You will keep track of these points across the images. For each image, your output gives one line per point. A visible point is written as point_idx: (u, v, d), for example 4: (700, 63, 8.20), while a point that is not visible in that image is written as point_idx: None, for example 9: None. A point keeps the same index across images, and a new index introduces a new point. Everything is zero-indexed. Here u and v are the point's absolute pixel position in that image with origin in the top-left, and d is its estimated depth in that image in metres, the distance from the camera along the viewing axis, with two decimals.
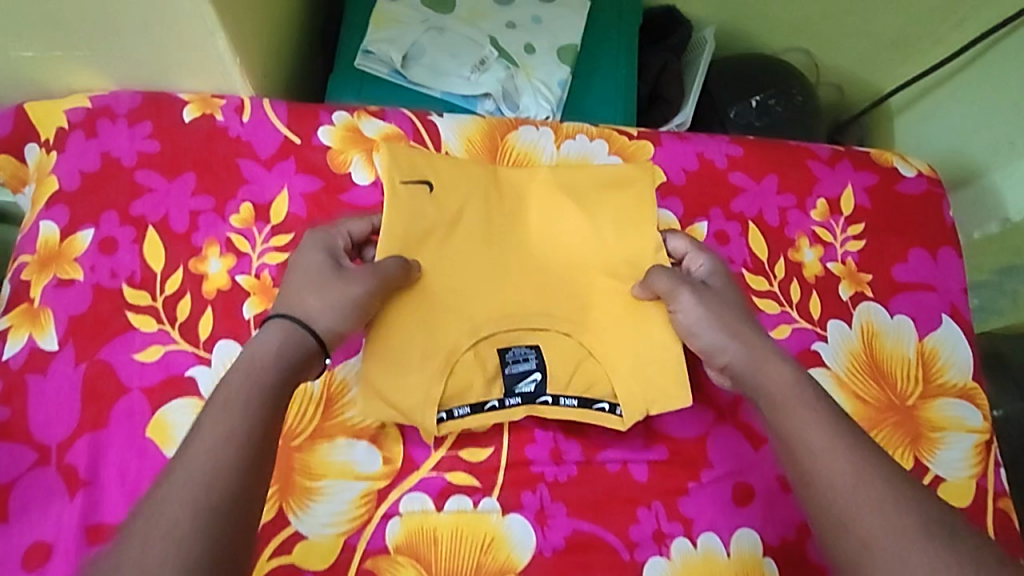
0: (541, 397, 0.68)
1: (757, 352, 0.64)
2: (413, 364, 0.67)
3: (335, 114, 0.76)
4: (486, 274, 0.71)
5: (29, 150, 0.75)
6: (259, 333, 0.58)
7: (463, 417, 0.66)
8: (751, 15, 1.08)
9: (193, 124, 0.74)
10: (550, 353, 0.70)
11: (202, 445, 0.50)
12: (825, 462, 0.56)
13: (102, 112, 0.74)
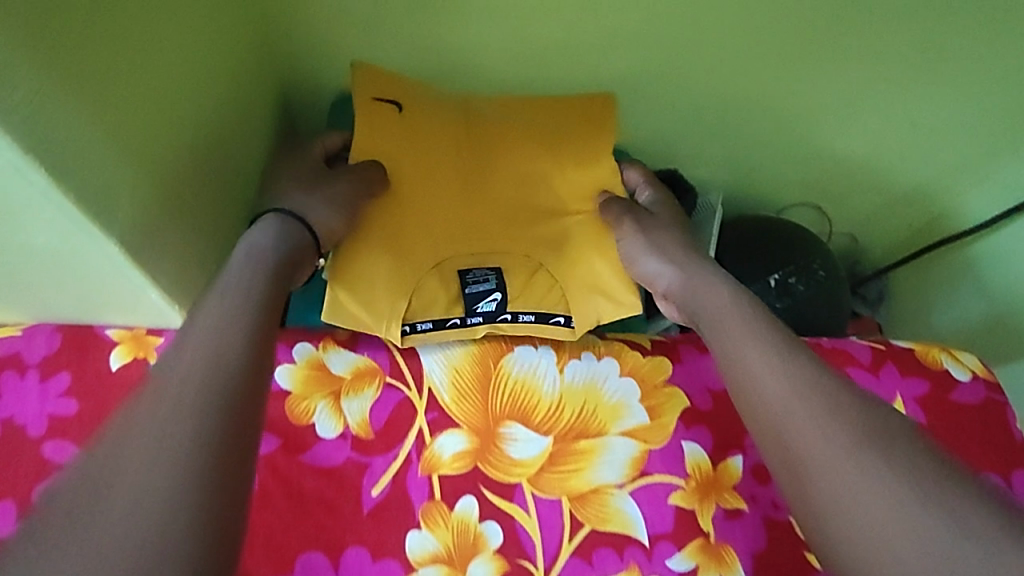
0: (502, 315, 0.68)
1: (695, 280, 0.64)
2: (377, 279, 0.67)
3: (297, 349, 0.65)
4: (448, 193, 0.72)
5: None
6: (250, 228, 0.59)
7: (426, 331, 0.66)
8: (758, 177, 0.99)
9: (121, 373, 0.62)
10: (510, 274, 0.70)
11: (199, 325, 0.48)
12: (760, 373, 0.53)
13: (8, 362, 0.61)
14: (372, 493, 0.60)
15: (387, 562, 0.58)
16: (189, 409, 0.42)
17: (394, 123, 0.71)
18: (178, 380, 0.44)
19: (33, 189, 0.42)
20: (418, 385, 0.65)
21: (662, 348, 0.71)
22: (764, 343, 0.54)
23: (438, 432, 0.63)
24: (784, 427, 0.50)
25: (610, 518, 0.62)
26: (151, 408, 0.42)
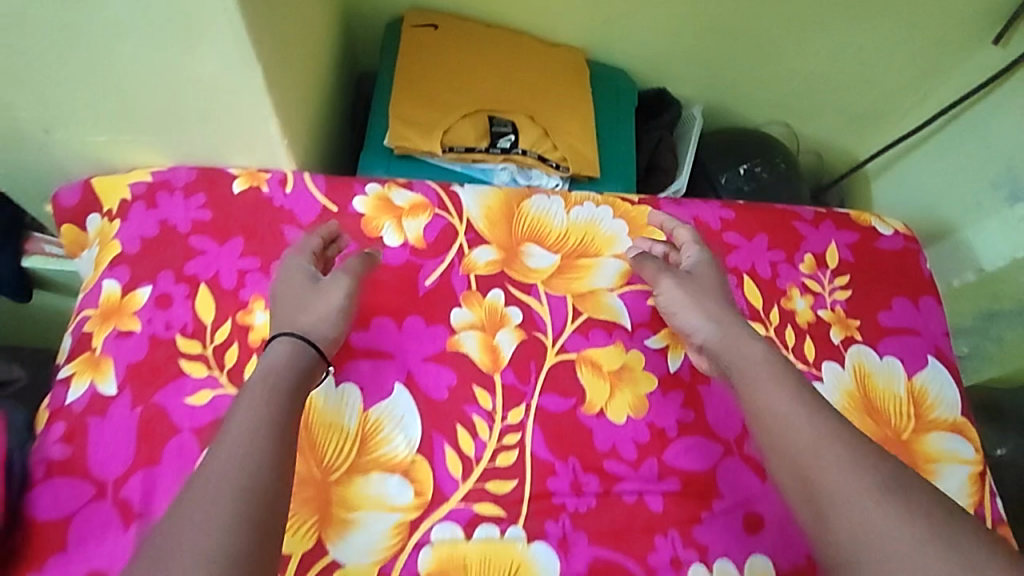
0: (515, 150, 0.95)
1: (731, 334, 0.71)
2: (421, 120, 0.93)
3: (369, 186, 0.86)
4: (469, 78, 0.98)
5: (91, 221, 0.85)
6: (266, 349, 0.66)
7: (459, 153, 0.93)
8: (735, 96, 1.20)
9: (241, 195, 0.82)
10: (520, 125, 0.96)
11: (237, 427, 0.58)
12: (790, 428, 0.63)
13: (160, 185, 0.82)
14: (426, 282, 0.81)
15: (438, 327, 0.79)
16: (218, 524, 0.52)
17: (435, 38, 1.00)
18: (213, 480, 0.55)
19: (225, 18, 0.64)
20: (459, 214, 0.86)
21: (646, 201, 0.92)
22: (792, 401, 0.65)
23: (473, 246, 0.84)
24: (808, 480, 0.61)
25: (603, 310, 0.83)
26: (190, 522, 0.52)
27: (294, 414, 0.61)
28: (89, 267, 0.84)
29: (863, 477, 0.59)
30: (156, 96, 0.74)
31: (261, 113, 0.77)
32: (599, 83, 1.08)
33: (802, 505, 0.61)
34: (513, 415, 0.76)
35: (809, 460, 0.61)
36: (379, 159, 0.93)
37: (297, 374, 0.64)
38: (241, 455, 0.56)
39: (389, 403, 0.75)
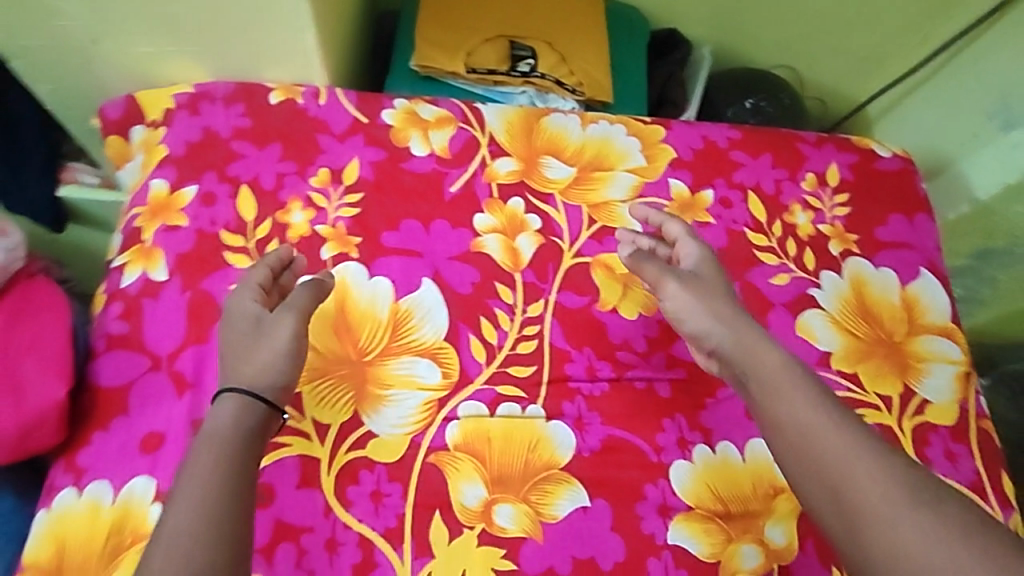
0: (533, 74, 1.00)
1: (745, 338, 0.69)
2: (446, 44, 0.99)
3: (396, 100, 0.91)
4: (490, 4, 1.03)
5: (134, 131, 0.91)
6: (215, 406, 0.62)
7: (481, 75, 0.99)
8: (743, 37, 1.25)
9: (278, 105, 0.89)
10: (538, 51, 1.02)
11: (179, 507, 0.55)
12: (817, 440, 0.62)
13: (203, 95, 0.88)
14: (451, 189, 0.87)
15: (463, 230, 0.85)
16: None
17: None
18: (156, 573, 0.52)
19: None
20: (482, 128, 0.91)
21: (658, 121, 0.96)
22: (816, 408, 0.63)
23: (495, 157, 0.90)
24: (843, 498, 0.59)
25: (616, 219, 0.88)
26: None
27: (241, 483, 0.58)
28: (134, 175, 0.91)
29: (899, 487, 0.58)
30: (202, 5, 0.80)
31: (298, 23, 0.83)
32: (614, 15, 1.13)
33: (837, 524, 0.60)
34: (532, 308, 0.81)
35: (839, 474, 0.60)
36: (405, 80, 0.99)
37: (244, 435, 0.60)
38: (181, 540, 0.53)
39: (418, 294, 0.80)
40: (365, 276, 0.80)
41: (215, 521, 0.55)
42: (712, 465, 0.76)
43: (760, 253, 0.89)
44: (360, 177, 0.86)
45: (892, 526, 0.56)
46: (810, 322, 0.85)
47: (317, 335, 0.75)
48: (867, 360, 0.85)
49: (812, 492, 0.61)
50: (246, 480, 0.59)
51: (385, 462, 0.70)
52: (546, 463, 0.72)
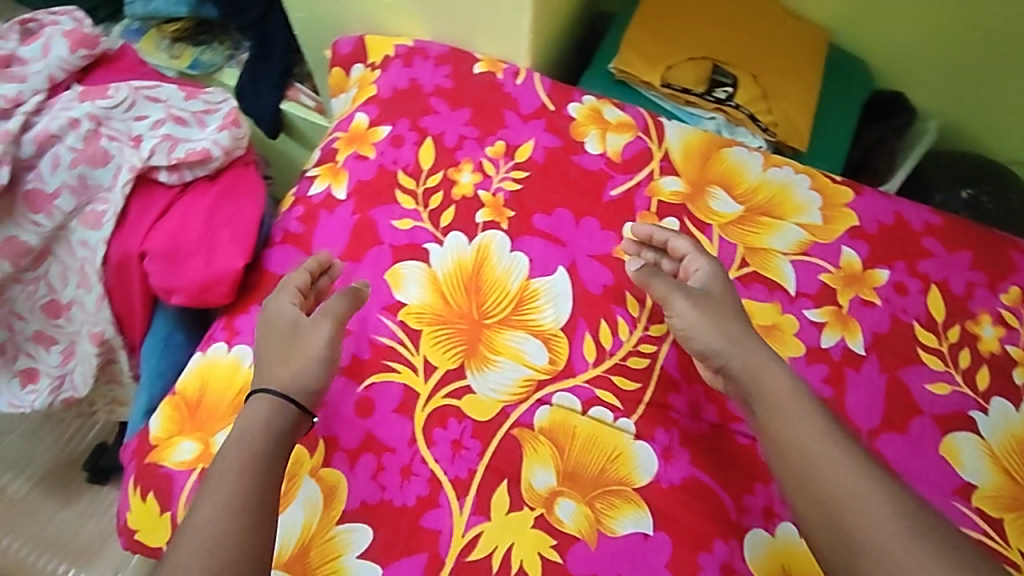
0: (728, 103, 0.98)
1: (751, 357, 0.70)
2: (650, 53, 0.99)
3: (586, 96, 0.94)
4: (706, 26, 1.02)
5: (355, 69, 1.04)
6: (251, 405, 0.68)
7: (675, 91, 0.98)
8: (979, 122, 1.13)
9: (479, 75, 0.95)
10: (741, 82, 0.99)
11: (212, 499, 0.62)
12: (816, 467, 0.63)
13: (419, 51, 0.98)
14: (612, 192, 0.88)
15: (611, 233, 0.86)
16: None
17: None
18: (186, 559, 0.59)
19: None
20: (659, 142, 0.91)
21: (849, 184, 0.90)
22: (819, 432, 0.64)
23: (664, 174, 0.89)
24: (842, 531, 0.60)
25: (772, 268, 0.83)
26: None
27: (266, 486, 0.64)
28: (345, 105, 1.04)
29: (895, 515, 0.60)
30: None
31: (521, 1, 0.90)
32: (835, 66, 1.07)
33: (828, 546, 0.61)
34: (655, 328, 0.80)
35: (838, 499, 0.61)
36: (601, 80, 1.01)
37: (273, 438, 0.66)
38: (210, 536, 0.60)
39: (550, 279, 0.82)
40: (508, 248, 0.84)
41: (241, 522, 0.61)
42: (795, 549, 0.70)
43: (925, 352, 0.79)
44: (531, 157, 0.90)
45: (889, 554, 0.58)
46: (960, 446, 0.75)
47: (451, 286, 0.81)
48: (1020, 511, 0.73)
49: (810, 520, 0.63)
50: (272, 481, 0.64)
51: (475, 419, 0.73)
52: (621, 477, 0.71)
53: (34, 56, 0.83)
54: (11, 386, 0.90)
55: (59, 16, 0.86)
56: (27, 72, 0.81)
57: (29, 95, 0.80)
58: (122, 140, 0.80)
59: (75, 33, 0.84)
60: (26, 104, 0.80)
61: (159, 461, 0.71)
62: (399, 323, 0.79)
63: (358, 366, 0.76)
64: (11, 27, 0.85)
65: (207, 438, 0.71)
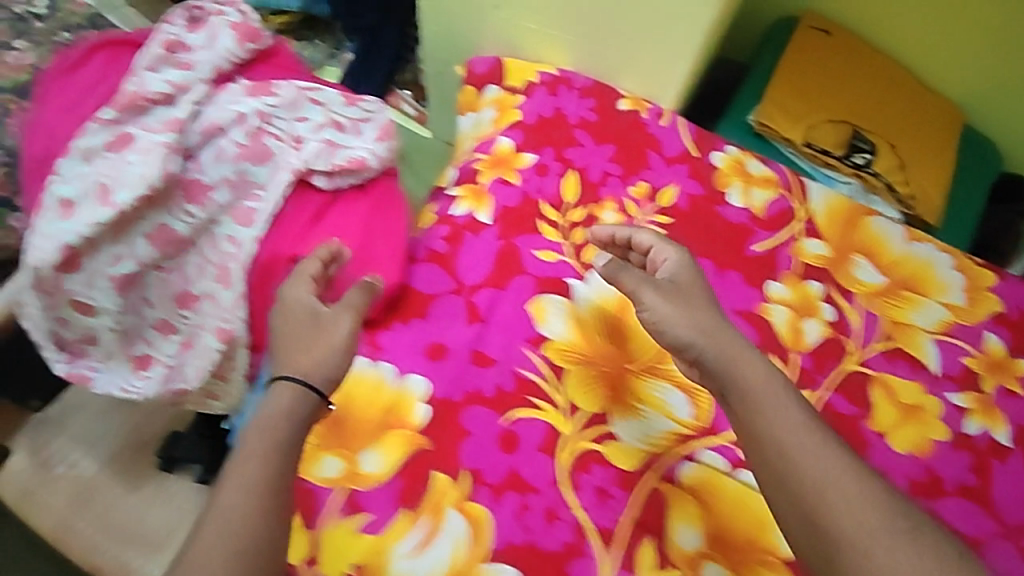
0: (866, 170, 0.97)
1: (726, 348, 0.68)
2: (792, 111, 0.98)
3: (729, 146, 0.93)
4: (847, 88, 1.01)
5: (489, 88, 1.02)
6: (272, 391, 0.67)
7: (814, 152, 0.97)
8: None
9: (623, 112, 0.94)
10: (879, 150, 0.98)
11: (230, 489, 0.61)
12: (792, 460, 0.61)
13: (563, 80, 0.97)
14: (755, 248, 0.87)
15: (754, 290, 0.85)
16: None
17: (825, 43, 1.03)
18: (207, 543, 0.60)
19: None
20: (802, 201, 0.91)
21: (992, 267, 0.89)
22: (798, 428, 0.63)
23: (808, 236, 0.89)
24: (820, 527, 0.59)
25: (916, 346, 0.83)
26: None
27: (288, 474, 0.64)
28: (474, 125, 1.02)
29: (874, 512, 0.59)
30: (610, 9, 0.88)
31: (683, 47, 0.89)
32: (967, 143, 1.06)
33: (809, 548, 0.59)
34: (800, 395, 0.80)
35: (817, 495, 0.59)
36: (738, 131, 1.00)
37: (296, 426, 0.65)
38: (235, 524, 0.60)
39: None
40: None
41: (260, 513, 0.61)
42: None
43: None
44: (675, 203, 0.90)
45: (872, 555, 0.56)
46: None
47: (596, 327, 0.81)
48: None
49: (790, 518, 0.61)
50: (291, 470, 0.64)
51: (620, 467, 0.74)
52: (770, 547, 0.70)
53: (199, 44, 0.82)
54: (122, 370, 0.91)
55: (226, 6, 0.85)
56: (195, 61, 0.80)
57: (195, 83, 0.79)
58: (283, 141, 0.79)
59: (242, 28, 0.83)
60: (193, 92, 0.79)
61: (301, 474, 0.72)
62: (544, 357, 0.79)
63: (501, 398, 0.77)
64: (181, 14, 0.84)
65: (351, 456, 0.73)
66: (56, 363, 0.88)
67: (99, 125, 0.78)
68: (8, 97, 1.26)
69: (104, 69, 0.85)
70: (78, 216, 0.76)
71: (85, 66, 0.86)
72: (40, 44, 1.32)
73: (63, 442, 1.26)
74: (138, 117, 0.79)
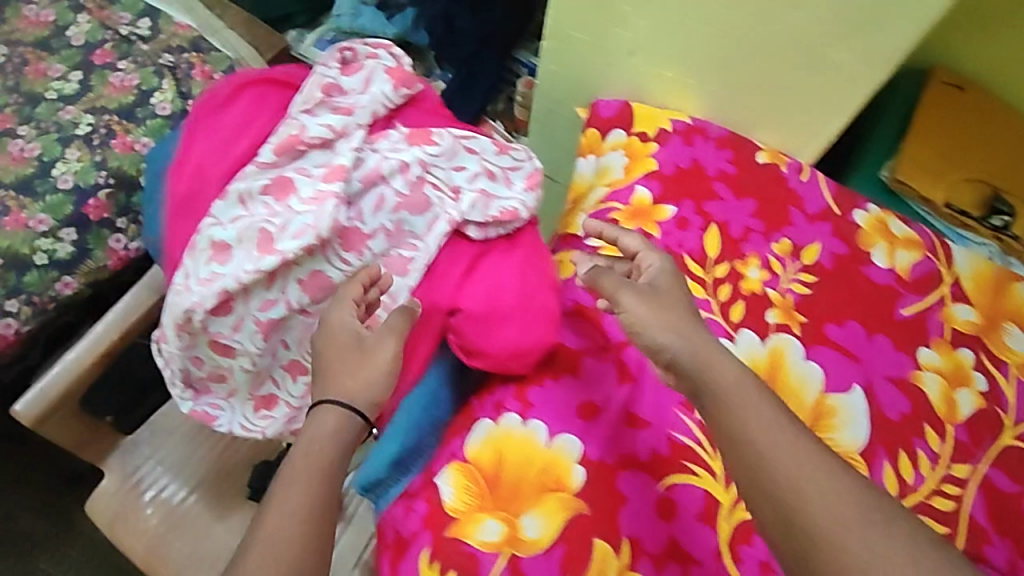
0: (1006, 232, 0.95)
1: (700, 348, 0.67)
2: (930, 169, 0.96)
3: (870, 205, 0.92)
4: (983, 147, 0.99)
5: (613, 133, 0.99)
6: (315, 415, 0.71)
7: (952, 212, 0.95)
8: None
9: (763, 165, 0.93)
10: (1019, 212, 0.96)
11: (281, 503, 0.67)
12: (771, 460, 0.60)
13: (699, 129, 0.95)
14: (904, 311, 0.86)
15: (905, 356, 0.84)
16: None
17: (959, 98, 1.02)
18: (255, 560, 0.65)
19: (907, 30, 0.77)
20: (948, 264, 0.89)
21: None
22: (767, 423, 0.62)
23: (956, 301, 0.87)
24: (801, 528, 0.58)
25: None
26: None
27: (332, 496, 0.69)
28: (593, 171, 0.99)
29: (838, 498, 0.59)
30: (764, 63, 0.87)
31: (838, 107, 0.88)
32: None
33: (783, 545, 0.59)
34: (958, 468, 0.80)
35: (798, 496, 0.59)
36: (871, 185, 1.00)
37: (340, 450, 0.70)
38: (280, 545, 0.65)
39: (846, 396, 0.81)
40: (801, 356, 0.83)
41: (304, 527, 0.67)
42: None
43: None
44: (819, 262, 0.88)
45: (846, 547, 0.57)
46: None
47: None
48: None
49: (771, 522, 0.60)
50: (336, 491, 0.70)
51: None
52: None
53: (355, 88, 0.81)
54: (243, 408, 0.90)
55: (380, 49, 0.84)
56: (355, 105, 0.79)
57: (353, 129, 0.79)
58: (443, 191, 0.79)
59: (398, 72, 0.82)
60: (352, 139, 0.78)
61: (460, 536, 0.72)
62: (698, 421, 0.78)
63: (657, 462, 0.76)
64: (335, 55, 0.83)
65: (512, 518, 0.73)
66: (183, 400, 0.90)
67: (256, 168, 0.78)
68: (112, 118, 1.28)
69: (253, 107, 0.85)
70: (233, 262, 0.76)
71: (235, 103, 0.86)
72: (143, 65, 1.32)
73: (152, 465, 1.25)
74: (293, 161, 0.78)
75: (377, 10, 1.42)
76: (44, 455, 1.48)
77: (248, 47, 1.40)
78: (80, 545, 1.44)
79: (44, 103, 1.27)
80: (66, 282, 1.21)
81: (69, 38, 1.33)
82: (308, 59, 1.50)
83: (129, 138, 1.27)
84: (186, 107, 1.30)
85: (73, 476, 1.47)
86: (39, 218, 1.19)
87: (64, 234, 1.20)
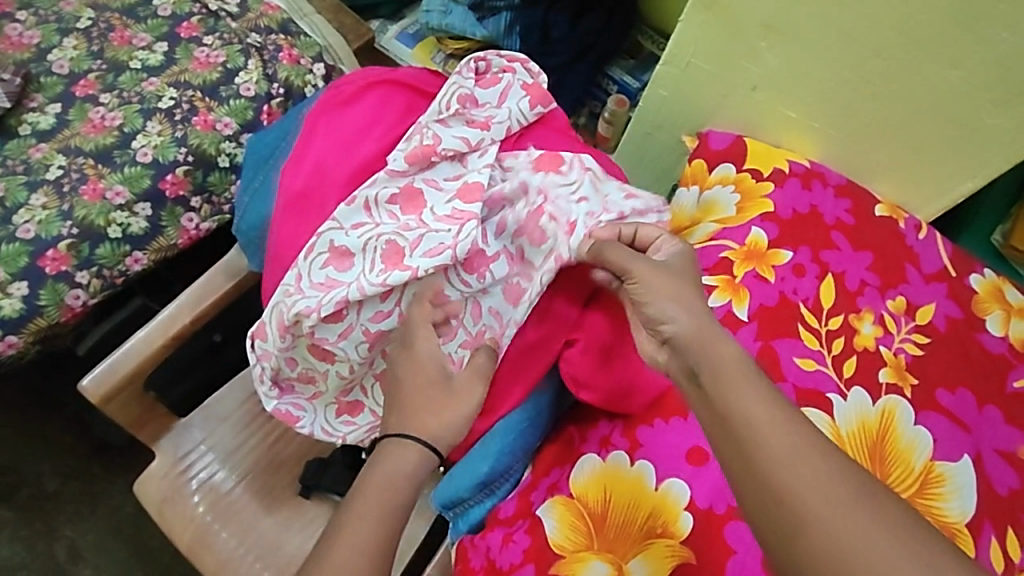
0: None
1: (704, 325, 0.63)
2: None
3: (986, 269, 0.90)
4: None
5: (722, 167, 0.96)
6: (390, 448, 0.70)
7: None
8: None
9: (880, 219, 0.91)
10: None
11: (346, 535, 0.67)
12: (771, 445, 0.56)
13: (817, 174, 0.93)
14: (1016, 383, 0.84)
15: (1016, 429, 0.82)
16: None
17: None
18: None
19: None
20: None
21: None
22: (765, 406, 0.58)
23: None
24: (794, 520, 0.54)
25: None
26: None
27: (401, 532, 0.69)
28: (694, 205, 0.96)
29: (831, 485, 0.55)
30: (900, 116, 0.86)
31: (975, 167, 0.87)
32: None
33: (767, 530, 0.55)
34: None
35: (789, 483, 0.55)
36: (983, 248, 1.00)
37: (415, 489, 0.69)
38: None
39: (956, 466, 0.78)
40: (912, 420, 0.80)
41: (372, 557, 0.66)
42: None
43: None
44: (933, 322, 0.86)
45: (838, 535, 0.53)
46: None
47: (855, 447, 0.79)
48: None
49: (764, 512, 0.56)
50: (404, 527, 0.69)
51: None
52: None
53: (490, 101, 0.80)
54: (326, 412, 0.86)
55: (516, 62, 0.82)
56: (492, 120, 0.78)
57: (488, 145, 0.78)
58: (558, 222, 0.75)
59: (535, 89, 0.81)
60: (487, 155, 0.78)
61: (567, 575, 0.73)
62: None
63: None
64: (468, 63, 0.82)
65: (619, 561, 0.73)
66: (268, 397, 0.86)
67: (386, 174, 0.77)
68: (195, 94, 1.23)
69: (376, 108, 0.85)
70: (353, 271, 0.75)
71: (359, 104, 0.85)
72: (230, 42, 1.27)
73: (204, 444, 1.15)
74: (423, 171, 0.77)
75: (469, 9, 1.34)
76: (75, 425, 1.43)
77: (336, 33, 1.36)
78: (103, 521, 1.38)
79: (127, 72, 1.24)
80: (136, 257, 1.18)
81: (157, 7, 1.30)
82: (390, 51, 1.47)
83: (211, 116, 1.22)
84: (270, 90, 1.25)
85: (102, 448, 1.42)
86: (117, 190, 1.17)
87: (139, 209, 1.17)
